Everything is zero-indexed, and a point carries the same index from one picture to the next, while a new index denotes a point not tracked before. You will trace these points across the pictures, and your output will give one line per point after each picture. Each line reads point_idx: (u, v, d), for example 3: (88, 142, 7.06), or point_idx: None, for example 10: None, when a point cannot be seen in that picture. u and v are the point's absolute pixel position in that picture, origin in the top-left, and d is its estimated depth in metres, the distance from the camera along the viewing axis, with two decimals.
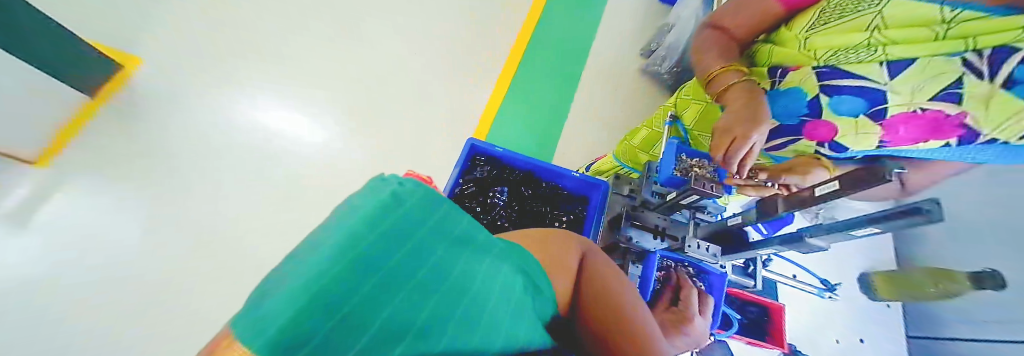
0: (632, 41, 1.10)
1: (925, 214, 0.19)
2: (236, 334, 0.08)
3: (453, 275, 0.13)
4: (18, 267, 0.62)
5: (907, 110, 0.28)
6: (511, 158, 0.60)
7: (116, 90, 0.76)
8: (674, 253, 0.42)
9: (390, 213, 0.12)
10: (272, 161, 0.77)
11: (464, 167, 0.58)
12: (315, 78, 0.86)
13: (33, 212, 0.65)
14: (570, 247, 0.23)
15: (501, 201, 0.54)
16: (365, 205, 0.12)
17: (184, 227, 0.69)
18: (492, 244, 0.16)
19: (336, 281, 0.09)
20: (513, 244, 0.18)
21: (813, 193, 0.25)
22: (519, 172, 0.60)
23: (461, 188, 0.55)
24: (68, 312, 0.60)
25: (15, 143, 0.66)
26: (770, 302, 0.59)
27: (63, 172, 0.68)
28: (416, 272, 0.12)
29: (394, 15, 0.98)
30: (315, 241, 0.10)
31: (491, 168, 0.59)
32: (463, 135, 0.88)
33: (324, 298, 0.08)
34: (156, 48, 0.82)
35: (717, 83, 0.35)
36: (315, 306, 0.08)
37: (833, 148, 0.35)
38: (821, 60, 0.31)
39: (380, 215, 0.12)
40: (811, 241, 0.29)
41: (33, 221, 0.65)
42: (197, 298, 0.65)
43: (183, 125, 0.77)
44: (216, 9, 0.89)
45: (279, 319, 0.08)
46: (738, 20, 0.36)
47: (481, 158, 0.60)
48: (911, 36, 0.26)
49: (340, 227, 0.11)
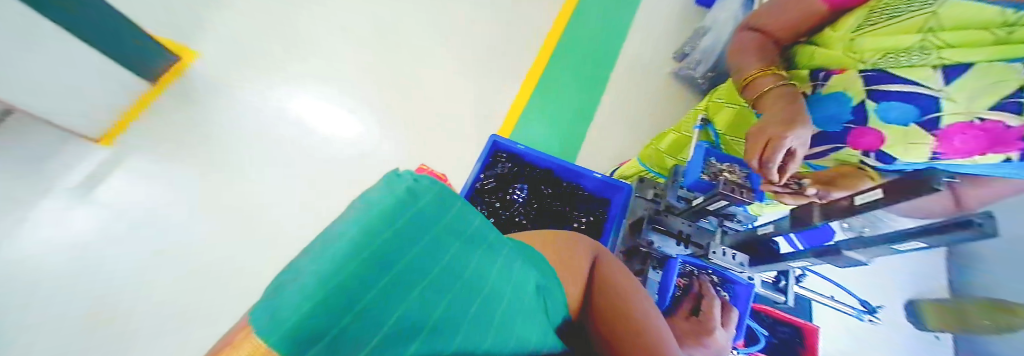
0: (665, 44, 1.06)
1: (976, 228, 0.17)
2: (255, 327, 0.07)
3: (465, 275, 0.13)
4: (88, 234, 0.70)
5: (965, 121, 0.25)
6: (533, 156, 0.60)
7: (175, 79, 0.84)
8: (698, 259, 0.41)
9: (412, 206, 0.12)
10: (307, 151, 0.82)
11: (486, 162, 0.59)
12: (351, 75, 0.90)
13: (102, 187, 0.73)
14: (582, 252, 0.24)
15: (520, 199, 0.55)
16: (386, 194, 0.11)
17: (227, 208, 0.75)
18: (504, 244, 0.16)
19: (353, 277, 0.09)
20: (524, 246, 0.18)
21: (853, 202, 0.23)
22: (540, 170, 0.60)
23: (482, 183, 0.56)
24: (128, 277, 0.68)
25: (91, 124, 0.74)
26: (804, 323, 0.55)
27: (129, 153, 0.76)
28: (431, 269, 0.12)
29: (427, 14, 1.01)
30: (333, 232, 0.10)
31: (513, 165, 0.60)
32: (487, 133, 0.89)
33: (345, 293, 0.08)
34: (209, 41, 0.89)
35: (752, 89, 0.34)
36: (332, 303, 0.08)
37: (880, 158, 0.31)
38: (869, 63, 0.29)
39: (404, 208, 0.11)
40: (848, 254, 0.27)
41: (102, 194, 0.73)
42: (234, 274, 0.70)
43: (230, 114, 0.83)
44: (266, 6, 0.95)
45: (294, 314, 0.07)
46: (779, 20, 0.35)
47: (503, 155, 0.60)
48: (968, 39, 0.24)
49: (359, 218, 0.10)
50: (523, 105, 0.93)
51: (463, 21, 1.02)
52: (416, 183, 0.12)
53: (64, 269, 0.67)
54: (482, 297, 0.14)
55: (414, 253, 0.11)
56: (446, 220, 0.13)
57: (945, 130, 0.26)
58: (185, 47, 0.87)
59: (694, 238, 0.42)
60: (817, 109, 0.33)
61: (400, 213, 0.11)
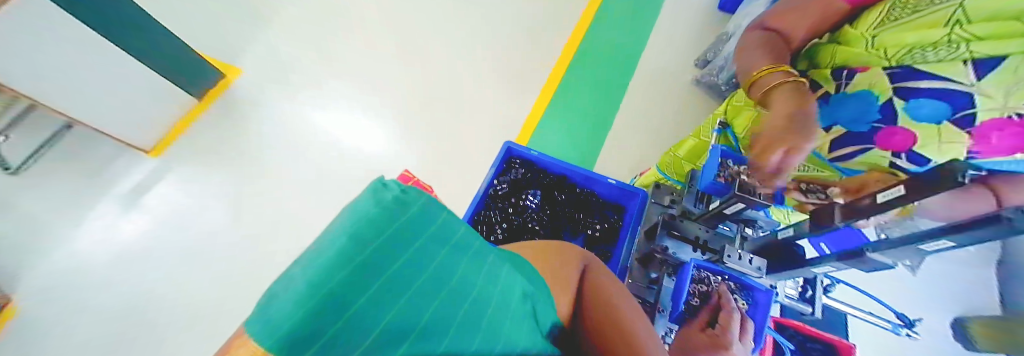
0: (687, 52, 1.05)
1: (1005, 222, 0.17)
2: (249, 335, 0.07)
3: (452, 280, 0.14)
4: (138, 235, 0.77)
5: (1001, 116, 0.23)
6: (546, 163, 0.61)
7: (219, 94, 0.91)
8: (713, 264, 0.38)
9: (400, 216, 0.12)
10: (334, 160, 0.87)
11: (499, 168, 0.60)
12: (377, 87, 0.95)
13: (151, 192, 0.81)
14: (571, 262, 0.24)
15: (533, 204, 0.55)
16: (367, 207, 0.12)
17: (260, 213, 0.81)
18: (486, 252, 0.17)
19: (347, 280, 0.09)
20: (507, 254, 0.19)
21: (875, 200, 0.23)
22: (553, 176, 0.60)
23: (495, 188, 0.57)
24: (171, 275, 0.74)
25: (141, 135, 0.82)
26: (839, 341, 0.50)
27: (177, 161, 0.84)
28: (419, 276, 0.12)
29: (450, 28, 1.05)
30: (321, 241, 0.10)
31: (526, 171, 0.60)
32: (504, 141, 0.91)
33: (337, 295, 0.09)
34: (250, 58, 0.96)
35: (761, 85, 0.33)
36: (326, 303, 0.08)
37: (912, 160, 0.29)
38: (894, 60, 0.28)
39: (391, 216, 0.12)
40: (873, 255, 0.26)
41: (152, 199, 0.80)
42: (265, 275, 0.76)
43: (266, 126, 0.89)
44: (300, 24, 1.02)
45: (289, 318, 0.07)
46: (794, 22, 0.33)
47: (516, 161, 0.61)
48: (998, 29, 0.22)
49: (345, 230, 0.11)
50: (540, 114, 0.94)
51: (482, 33, 1.05)
52: (403, 194, 0.13)
53: (122, 268, 0.74)
54: (473, 304, 0.14)
55: (405, 261, 0.12)
56: (432, 228, 0.14)
57: (980, 128, 0.25)
58: (229, 64, 0.94)
59: (711, 244, 0.41)
60: (842, 108, 0.32)
61: (388, 221, 0.11)
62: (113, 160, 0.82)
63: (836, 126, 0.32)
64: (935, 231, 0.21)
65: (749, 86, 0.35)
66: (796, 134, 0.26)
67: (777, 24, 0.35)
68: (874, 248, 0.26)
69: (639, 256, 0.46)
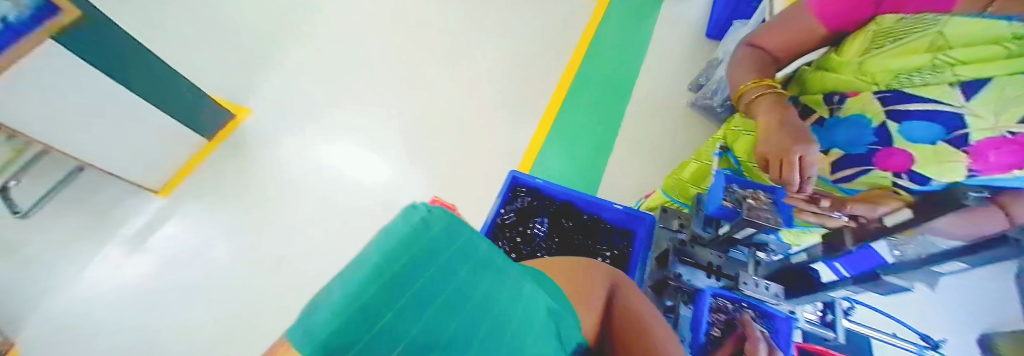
0: (682, 74, 1.09)
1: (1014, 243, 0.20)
2: (286, 342, 0.07)
3: (481, 296, 0.13)
4: (139, 276, 0.77)
5: (994, 135, 0.24)
6: (552, 190, 0.61)
7: (229, 134, 0.94)
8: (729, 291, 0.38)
9: (431, 229, 0.12)
10: (339, 193, 0.88)
11: (505, 197, 0.60)
12: (382, 120, 0.98)
13: (155, 232, 0.82)
14: (594, 279, 0.24)
15: (541, 233, 0.55)
16: (400, 221, 0.12)
17: (264, 250, 0.81)
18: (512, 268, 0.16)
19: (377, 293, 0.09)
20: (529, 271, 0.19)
21: (881, 223, 0.25)
22: (559, 203, 0.61)
23: (502, 218, 0.57)
24: (170, 316, 0.73)
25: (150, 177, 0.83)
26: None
27: (182, 201, 0.85)
28: (449, 290, 0.12)
29: (453, 61, 1.09)
30: (357, 255, 0.10)
31: (532, 199, 0.61)
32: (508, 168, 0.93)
33: (367, 308, 0.08)
34: (260, 98, 1.00)
35: (750, 95, 0.36)
36: (358, 316, 0.08)
37: (914, 180, 0.29)
38: (883, 85, 0.29)
39: (423, 231, 0.12)
40: (887, 278, 0.28)
41: (156, 239, 0.81)
42: (266, 315, 0.75)
43: (273, 162, 0.91)
44: (309, 64, 1.06)
45: (325, 328, 0.07)
46: (773, 40, 0.37)
47: (522, 190, 0.62)
48: (980, 54, 0.24)
49: (380, 244, 0.11)
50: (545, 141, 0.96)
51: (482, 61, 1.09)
52: (430, 213, 0.13)
53: (122, 310, 0.73)
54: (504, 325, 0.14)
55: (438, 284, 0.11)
56: (461, 241, 0.14)
57: (976, 146, 0.25)
58: (240, 105, 0.98)
59: (726, 270, 0.42)
60: (834, 132, 0.32)
61: (419, 234, 0.11)
62: (124, 200, 0.83)
63: (834, 148, 0.33)
64: (945, 256, 0.23)
65: (740, 98, 0.38)
66: (797, 142, 0.29)
67: (763, 42, 0.38)
68: (887, 271, 0.28)
69: (652, 284, 0.44)
